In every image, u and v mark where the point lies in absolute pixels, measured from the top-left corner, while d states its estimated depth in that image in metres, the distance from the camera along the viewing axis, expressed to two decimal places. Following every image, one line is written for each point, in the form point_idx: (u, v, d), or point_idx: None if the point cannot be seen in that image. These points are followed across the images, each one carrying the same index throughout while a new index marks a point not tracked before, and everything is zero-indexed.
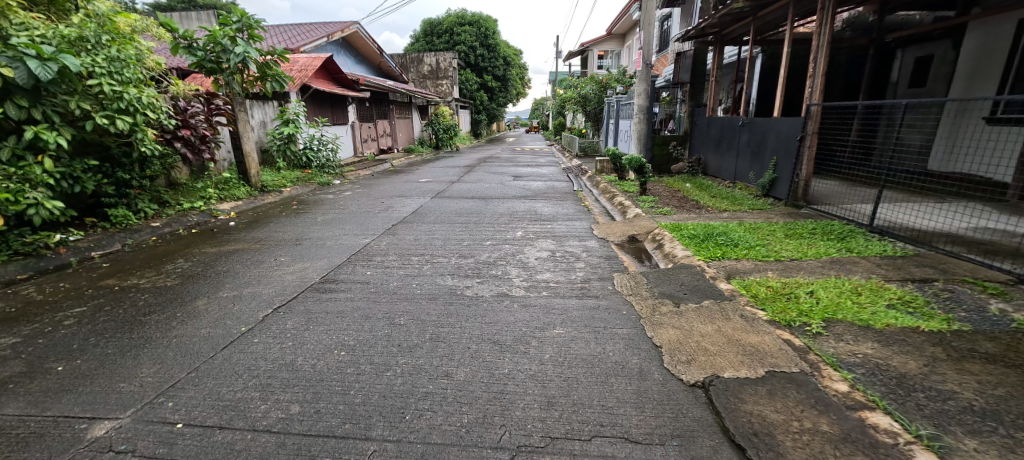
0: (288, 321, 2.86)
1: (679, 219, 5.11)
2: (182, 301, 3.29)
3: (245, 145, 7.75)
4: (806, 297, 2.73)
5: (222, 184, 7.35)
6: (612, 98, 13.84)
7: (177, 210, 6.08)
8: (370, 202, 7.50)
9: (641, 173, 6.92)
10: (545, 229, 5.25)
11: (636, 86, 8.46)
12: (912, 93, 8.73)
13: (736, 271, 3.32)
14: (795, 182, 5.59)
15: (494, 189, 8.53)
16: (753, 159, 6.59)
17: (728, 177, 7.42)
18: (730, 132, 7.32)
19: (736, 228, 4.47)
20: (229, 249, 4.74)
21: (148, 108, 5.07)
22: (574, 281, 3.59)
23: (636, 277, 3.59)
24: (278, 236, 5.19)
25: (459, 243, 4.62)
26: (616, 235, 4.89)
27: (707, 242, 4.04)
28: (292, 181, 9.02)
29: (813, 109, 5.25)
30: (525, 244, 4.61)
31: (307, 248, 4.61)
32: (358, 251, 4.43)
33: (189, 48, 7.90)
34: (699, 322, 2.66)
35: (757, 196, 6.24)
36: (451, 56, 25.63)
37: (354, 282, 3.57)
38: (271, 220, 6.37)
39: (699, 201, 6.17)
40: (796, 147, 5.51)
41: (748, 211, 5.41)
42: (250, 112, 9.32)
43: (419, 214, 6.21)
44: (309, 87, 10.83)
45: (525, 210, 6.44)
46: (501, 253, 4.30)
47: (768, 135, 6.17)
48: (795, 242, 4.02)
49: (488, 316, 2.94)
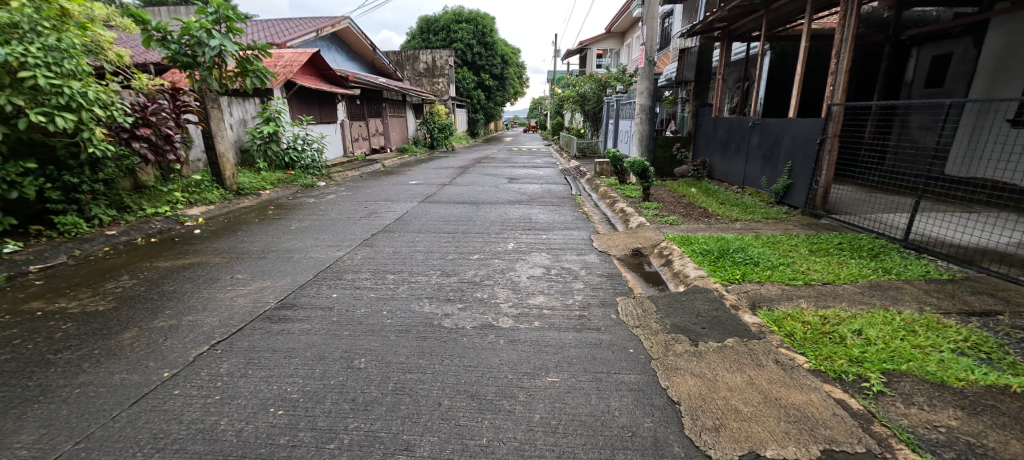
0: (224, 363, 2.36)
1: (688, 230, 4.62)
2: (107, 334, 2.77)
3: (219, 144, 7.21)
4: (853, 338, 2.27)
5: (192, 187, 6.81)
6: (611, 97, 13.35)
7: (138, 216, 5.57)
8: (352, 206, 6.97)
9: (644, 177, 6.42)
10: (540, 240, 4.74)
11: (638, 84, 7.97)
12: (929, 94, 8.28)
13: (761, 299, 2.83)
14: (813, 189, 5.09)
15: (487, 193, 8.02)
16: (765, 163, 6.10)
17: (736, 182, 6.93)
18: (739, 133, 6.83)
19: (754, 242, 3.97)
20: (185, 262, 4.21)
21: (96, 104, 4.55)
22: (571, 307, 3.08)
23: (643, 303, 3.08)
24: (244, 248, 4.67)
25: (442, 258, 4.11)
26: (618, 249, 4.39)
27: (723, 260, 3.54)
28: (272, 182, 8.48)
29: (834, 109, 4.76)
30: (517, 259, 4.11)
31: (272, 263, 4.10)
32: (327, 267, 3.91)
33: (162, 41, 7.47)
34: (724, 368, 2.18)
35: (770, 203, 5.74)
36: (447, 54, 25.12)
37: (315, 309, 3.05)
38: (242, 227, 5.85)
39: (707, 208, 5.67)
40: (815, 151, 5.01)
41: (762, 221, 4.91)
42: (228, 110, 8.78)
43: (403, 222, 5.69)
44: (294, 84, 10.30)
45: (519, 217, 5.94)
46: (489, 270, 3.79)
47: (782, 137, 5.68)
48: (823, 260, 3.53)
49: (468, 356, 2.43)
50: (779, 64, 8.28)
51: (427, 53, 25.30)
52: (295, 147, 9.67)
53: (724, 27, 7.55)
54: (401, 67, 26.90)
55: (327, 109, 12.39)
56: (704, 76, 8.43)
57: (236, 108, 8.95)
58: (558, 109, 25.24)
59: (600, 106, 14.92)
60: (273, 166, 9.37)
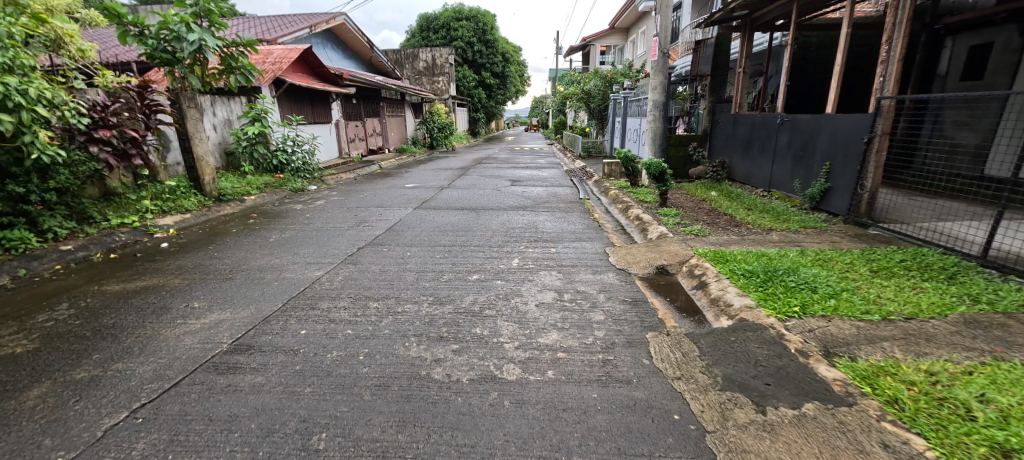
0: (141, 442, 1.80)
1: (720, 243, 4.03)
2: (7, 393, 2.19)
3: (197, 148, 6.63)
4: (984, 409, 1.68)
5: (167, 194, 6.26)
6: (618, 94, 12.77)
7: (100, 228, 5.04)
8: (342, 214, 6.40)
9: (661, 181, 5.81)
10: (549, 255, 4.16)
11: (652, 79, 7.36)
12: (966, 87, 7.64)
13: (835, 344, 2.24)
14: (858, 194, 4.49)
15: (488, 197, 7.42)
16: (796, 164, 5.49)
17: (762, 185, 6.32)
18: (765, 130, 6.23)
19: (801, 259, 3.38)
20: (139, 286, 3.63)
21: (39, 102, 3.99)
22: (591, 349, 2.49)
23: (682, 343, 2.48)
24: (211, 266, 4.08)
25: (435, 280, 3.52)
26: (639, 265, 3.79)
27: (772, 283, 2.94)
28: (258, 187, 7.91)
29: (885, 103, 4.16)
30: (523, 280, 3.52)
31: (238, 286, 3.51)
32: (301, 292, 3.33)
33: (139, 36, 6.92)
34: (812, 455, 1.59)
35: (804, 209, 5.15)
36: (447, 52, 24.55)
37: (274, 353, 2.47)
38: (218, 238, 5.28)
39: (734, 215, 5.07)
40: (861, 151, 4.42)
41: (802, 231, 4.31)
42: (211, 110, 8.21)
43: (395, 232, 5.12)
44: (284, 82, 9.73)
45: (523, 225, 5.34)
46: (491, 296, 3.21)
47: (818, 135, 5.07)
48: (893, 284, 2.94)
49: (461, 429, 1.85)
50: (803, 57, 7.66)
51: (427, 51, 24.66)
52: (284, 149, 9.11)
53: (745, 16, 6.94)
54: (400, 65, 26.26)
55: (320, 108, 11.82)
56: (721, 70, 7.81)
57: (220, 108, 8.39)
58: (561, 107, 24.65)
59: (605, 103, 14.32)
60: (260, 169, 8.80)
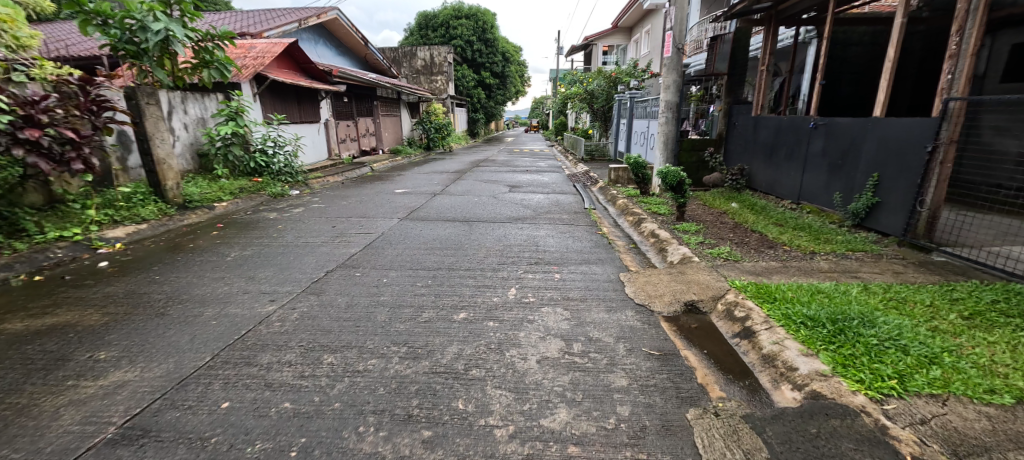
0: None
1: (759, 271, 3.35)
2: None
3: (157, 150, 5.96)
4: None
5: (121, 202, 5.59)
6: (623, 95, 12.08)
7: (32, 243, 4.37)
8: (319, 225, 5.69)
9: (678, 192, 5.10)
10: (553, 284, 3.47)
11: (666, 76, 6.67)
12: (1005, 90, 6.96)
13: (968, 451, 1.57)
14: (916, 212, 3.81)
15: (483, 206, 6.71)
16: (833, 174, 4.82)
17: (789, 196, 5.65)
18: (794, 135, 5.54)
19: (871, 300, 2.69)
20: (44, 325, 2.93)
21: None
22: (614, 440, 1.80)
23: (740, 433, 1.79)
24: (144, 296, 3.38)
25: (411, 321, 2.82)
26: (662, 301, 3.09)
27: (845, 338, 2.25)
28: (232, 192, 7.21)
29: (953, 105, 3.50)
30: (520, 322, 2.82)
31: (164, 328, 2.81)
32: (241, 338, 2.63)
33: (101, 26, 6.16)
34: None
35: (845, 226, 4.47)
36: (446, 50, 23.82)
37: (173, 444, 1.78)
38: (170, 255, 4.56)
39: (766, 233, 4.39)
40: (921, 161, 3.74)
41: (853, 256, 3.64)
42: (182, 107, 7.49)
43: (373, 250, 4.42)
44: (266, 79, 9.03)
45: (521, 242, 4.65)
46: (480, 347, 2.52)
47: (863, 141, 4.40)
48: (1001, 340, 2.26)
49: None
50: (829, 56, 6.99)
51: (424, 49, 23.93)
52: (264, 151, 8.39)
53: (769, 9, 6.28)
54: (398, 64, 25.43)
55: (307, 107, 11.11)
56: (739, 69, 7.14)
57: (192, 105, 7.66)
58: (561, 107, 23.94)
59: (610, 105, 13.65)
60: (237, 172, 8.11)
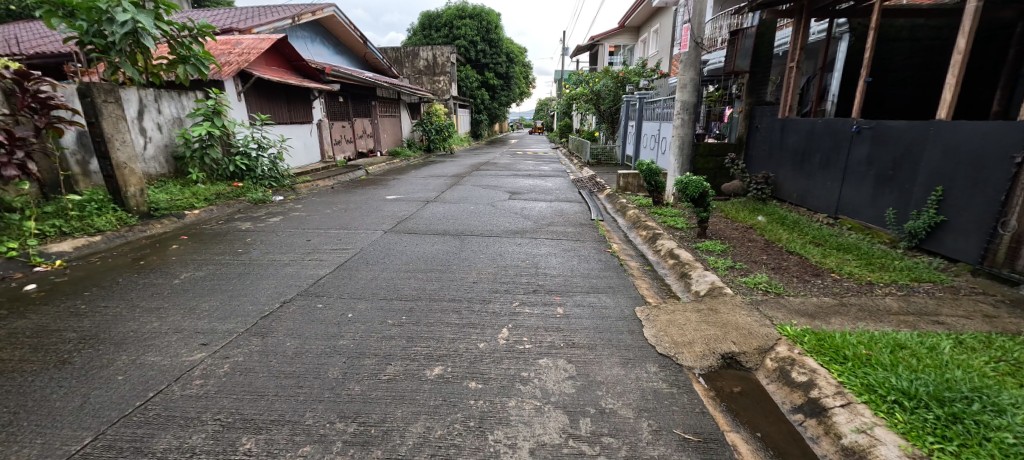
0: None
1: (811, 311, 2.69)
2: None
3: (117, 153, 5.32)
4: None
5: (72, 212, 4.97)
6: (632, 95, 11.42)
7: None
8: (293, 238, 5.07)
9: (699, 205, 4.42)
10: (553, 323, 2.81)
11: (682, 75, 6.01)
12: None
13: None
14: (996, 236, 3.13)
15: (480, 216, 6.07)
16: (882, 186, 4.16)
17: (824, 209, 4.98)
18: (832, 139, 4.87)
19: (979, 365, 2.02)
20: None
21: None
22: None
23: None
24: (54, 335, 2.75)
25: (370, 379, 2.19)
26: (691, 351, 2.43)
27: (971, 434, 1.59)
28: (207, 198, 6.62)
29: None
30: (512, 383, 2.18)
31: (54, 389, 2.17)
32: (142, 410, 1.99)
33: (66, 16, 5.51)
34: None
35: (899, 248, 3.80)
36: (450, 50, 23.11)
37: None
38: (113, 275, 3.94)
39: (807, 256, 3.73)
40: (1006, 174, 3.06)
41: (923, 291, 2.97)
42: (156, 106, 6.89)
43: (346, 272, 3.79)
44: (251, 77, 8.45)
45: (518, 263, 4.01)
46: (454, 426, 1.87)
47: (923, 148, 3.72)
48: None
49: None
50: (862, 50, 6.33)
51: (426, 49, 23.38)
52: (246, 153, 7.81)
53: None
54: (399, 64, 24.82)
55: (297, 107, 10.54)
56: (763, 66, 6.45)
57: (168, 104, 7.08)
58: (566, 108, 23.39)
59: (617, 105, 13.02)
60: (215, 176, 7.53)
